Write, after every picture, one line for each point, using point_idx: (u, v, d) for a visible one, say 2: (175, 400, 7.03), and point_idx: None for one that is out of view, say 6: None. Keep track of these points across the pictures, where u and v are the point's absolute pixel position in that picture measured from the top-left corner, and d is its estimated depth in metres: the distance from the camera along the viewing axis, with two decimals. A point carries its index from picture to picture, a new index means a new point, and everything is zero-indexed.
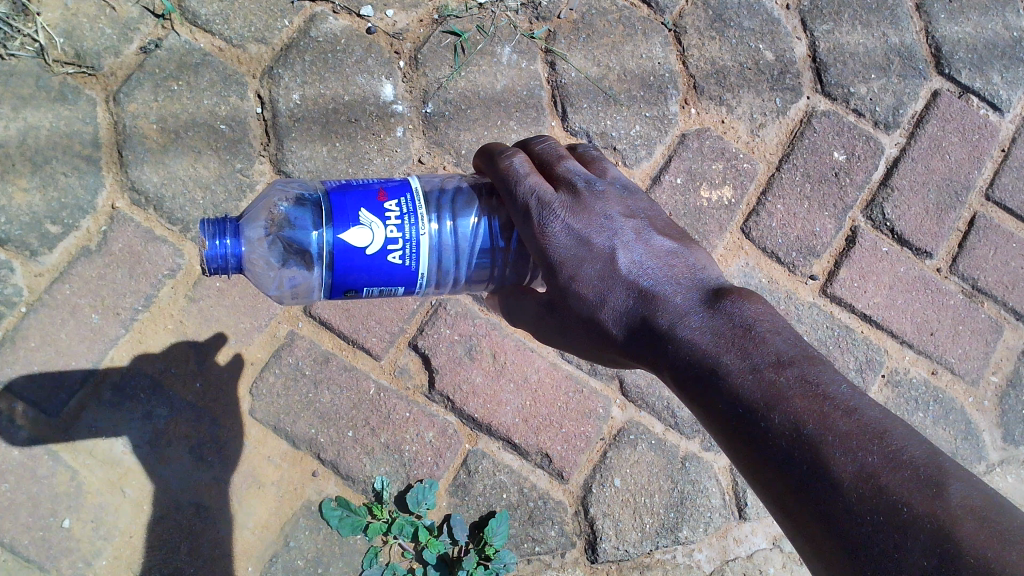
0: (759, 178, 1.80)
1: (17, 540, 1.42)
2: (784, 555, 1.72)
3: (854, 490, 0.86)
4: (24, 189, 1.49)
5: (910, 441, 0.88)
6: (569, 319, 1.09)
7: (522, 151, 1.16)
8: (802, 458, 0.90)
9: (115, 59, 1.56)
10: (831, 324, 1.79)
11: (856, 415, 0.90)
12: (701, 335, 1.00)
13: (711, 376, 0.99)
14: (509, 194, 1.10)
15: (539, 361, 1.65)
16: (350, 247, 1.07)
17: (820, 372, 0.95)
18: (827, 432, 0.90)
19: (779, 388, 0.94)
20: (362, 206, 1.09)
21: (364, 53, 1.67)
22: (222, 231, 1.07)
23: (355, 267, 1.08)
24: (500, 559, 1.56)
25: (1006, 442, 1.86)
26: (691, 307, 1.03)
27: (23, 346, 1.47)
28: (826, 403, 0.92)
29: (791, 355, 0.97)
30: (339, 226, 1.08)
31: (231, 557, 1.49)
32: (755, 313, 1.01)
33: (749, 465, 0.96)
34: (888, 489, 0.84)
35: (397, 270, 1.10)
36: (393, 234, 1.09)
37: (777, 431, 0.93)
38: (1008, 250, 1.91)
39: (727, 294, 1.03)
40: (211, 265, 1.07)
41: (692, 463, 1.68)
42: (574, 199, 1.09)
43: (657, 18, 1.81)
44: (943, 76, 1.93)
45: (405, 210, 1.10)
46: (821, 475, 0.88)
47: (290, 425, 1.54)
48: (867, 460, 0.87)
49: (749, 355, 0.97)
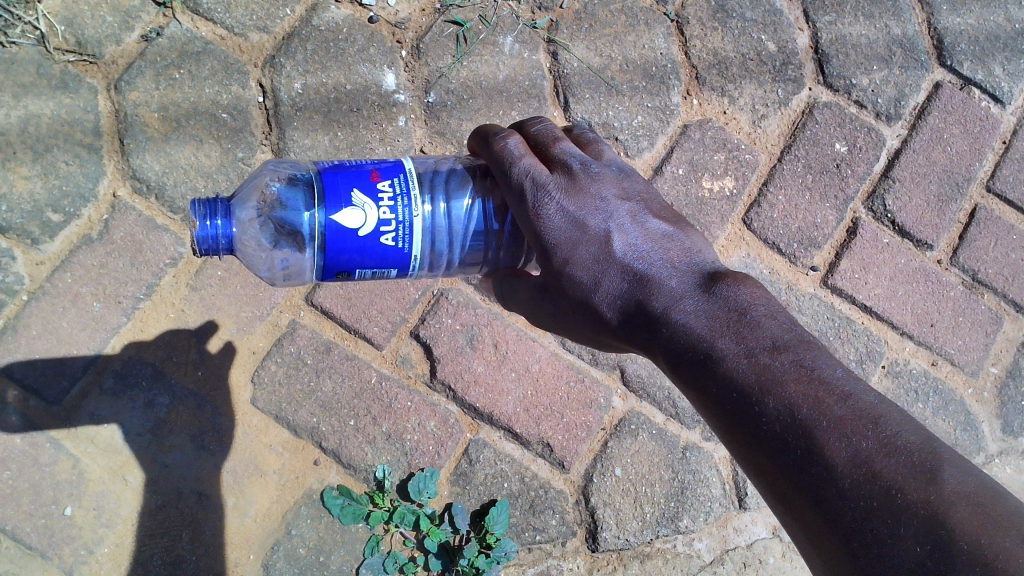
0: (760, 170, 1.80)
1: (20, 528, 1.42)
2: (784, 545, 1.73)
3: (848, 476, 0.86)
4: (24, 177, 1.49)
5: (905, 427, 0.88)
6: (563, 303, 1.09)
7: (517, 133, 1.15)
8: (796, 443, 0.90)
9: (117, 47, 1.56)
10: (831, 315, 1.80)
11: (851, 400, 0.90)
12: (695, 319, 1.01)
13: (705, 360, 0.99)
14: (504, 176, 1.10)
15: (541, 351, 1.65)
16: (342, 229, 1.07)
17: (816, 357, 0.95)
18: (822, 416, 0.89)
19: (773, 373, 0.94)
20: (355, 187, 1.09)
21: (366, 42, 1.66)
22: (213, 212, 1.07)
23: (347, 248, 1.08)
24: (501, 547, 1.57)
25: (1005, 433, 1.87)
26: (686, 291, 1.03)
27: (24, 333, 1.47)
28: (821, 387, 0.92)
29: (786, 339, 0.97)
30: (332, 208, 1.08)
31: (233, 545, 1.50)
32: (751, 297, 1.01)
33: (743, 450, 0.96)
34: (882, 476, 0.84)
35: (390, 252, 1.10)
36: (386, 216, 1.09)
37: (772, 415, 0.92)
38: (1009, 241, 1.92)
39: (722, 278, 1.03)
40: (202, 246, 1.07)
41: (692, 453, 1.69)
42: (569, 181, 1.09)
43: (660, 9, 1.80)
44: (945, 67, 1.93)
45: (397, 191, 1.10)
46: (815, 459, 0.88)
47: (291, 413, 1.55)
48: (861, 445, 0.87)
49: (744, 339, 0.97)
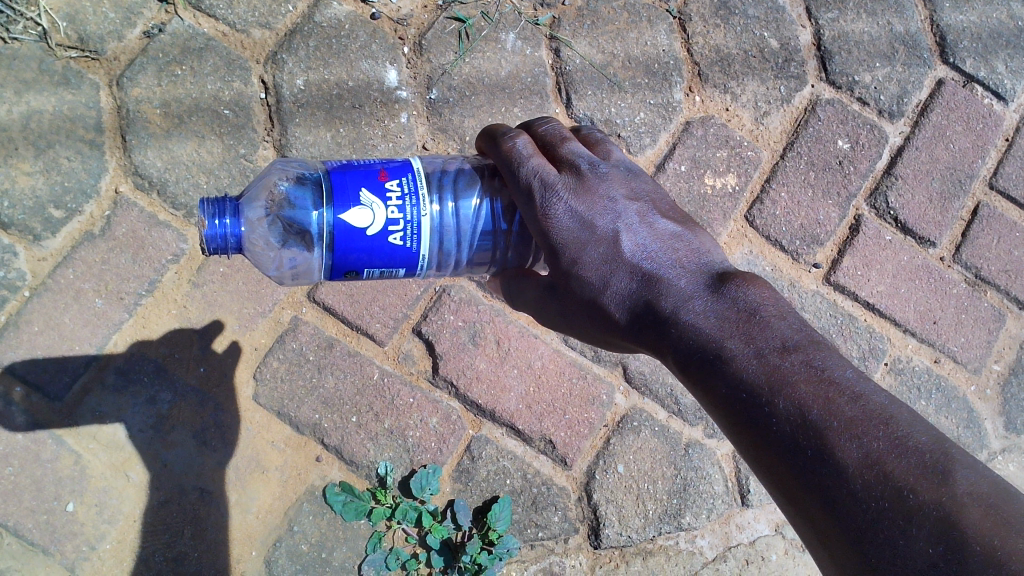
0: (763, 167, 1.80)
1: (22, 524, 1.42)
2: (786, 542, 1.73)
3: (859, 476, 0.86)
4: (26, 173, 1.49)
5: (916, 428, 0.87)
6: (571, 303, 1.09)
7: (525, 133, 1.15)
8: (807, 443, 0.90)
9: (119, 44, 1.55)
10: (834, 312, 1.79)
11: (862, 400, 0.90)
12: (705, 320, 1.00)
13: (714, 361, 0.98)
14: (512, 176, 1.10)
15: (543, 347, 1.65)
16: (351, 228, 1.07)
17: (826, 358, 0.95)
18: (832, 417, 0.89)
19: (783, 373, 0.94)
20: (363, 186, 1.09)
21: (368, 38, 1.66)
22: (222, 211, 1.06)
23: (355, 248, 1.08)
24: (504, 544, 1.57)
25: (1008, 430, 1.87)
26: (695, 291, 1.03)
27: (26, 329, 1.47)
28: (831, 388, 0.91)
29: (796, 340, 0.97)
30: (340, 207, 1.07)
31: (235, 541, 1.50)
32: (760, 298, 1.01)
33: (752, 451, 0.96)
34: (893, 476, 0.84)
35: (399, 252, 1.10)
36: (394, 215, 1.08)
37: (782, 415, 0.92)
38: (1012, 239, 1.91)
39: (731, 278, 1.03)
40: (210, 245, 1.07)
41: (695, 450, 1.69)
42: (577, 181, 1.08)
43: (662, 6, 1.80)
44: (948, 64, 1.92)
45: (406, 191, 1.10)
46: (825, 460, 0.88)
47: (294, 410, 1.54)
48: (872, 446, 0.86)
49: (754, 340, 0.97)
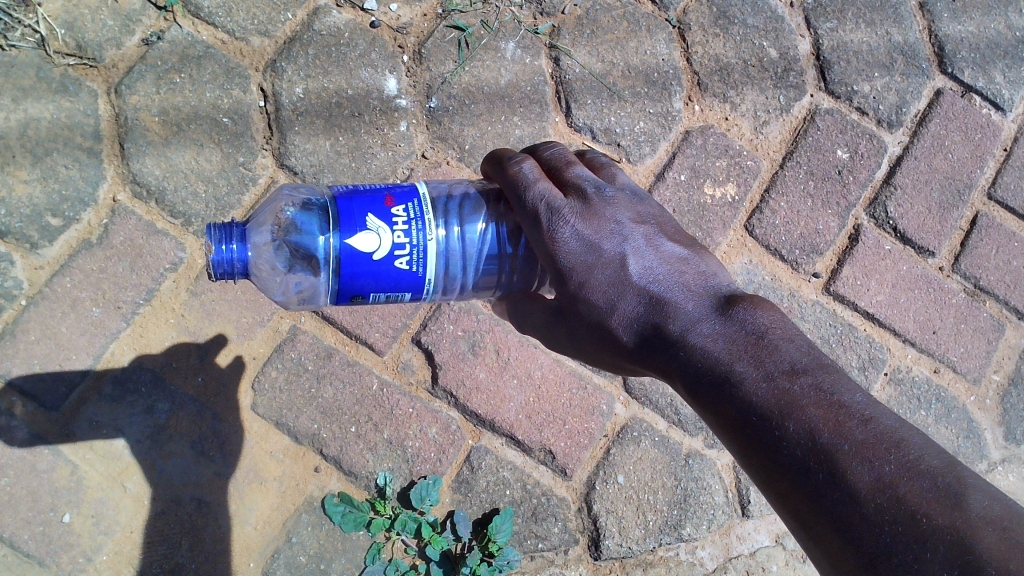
0: (762, 176, 1.80)
1: (17, 535, 1.41)
2: (787, 553, 1.72)
3: (872, 501, 0.85)
4: (23, 181, 1.48)
5: (927, 451, 0.87)
6: (579, 325, 1.09)
7: (531, 157, 1.15)
8: (819, 468, 0.89)
9: (117, 51, 1.55)
10: (833, 322, 1.79)
11: (872, 423, 0.89)
12: (713, 343, 1.00)
13: (724, 384, 0.98)
14: (518, 200, 1.09)
15: (543, 357, 1.64)
16: (356, 253, 1.06)
17: (836, 382, 0.94)
18: (844, 440, 0.89)
19: (793, 397, 0.93)
20: (369, 212, 1.08)
21: (367, 47, 1.66)
22: (229, 236, 1.06)
23: (361, 272, 1.07)
24: (504, 556, 1.56)
25: (1008, 440, 1.86)
26: (704, 314, 1.02)
27: (23, 338, 1.46)
28: (842, 412, 0.91)
29: (805, 363, 0.96)
30: (347, 232, 1.06)
31: (232, 553, 1.48)
32: (767, 322, 1.01)
33: (763, 475, 0.95)
34: (906, 500, 0.83)
35: (405, 277, 1.09)
36: (400, 239, 1.08)
37: (792, 439, 0.91)
38: (1011, 248, 1.92)
39: (738, 301, 1.03)
40: (217, 270, 1.06)
41: (695, 460, 1.68)
42: (584, 205, 1.08)
43: (661, 15, 1.80)
44: (946, 74, 1.93)
45: (412, 216, 1.09)
46: (838, 484, 0.87)
47: (292, 420, 1.53)
48: (884, 470, 0.85)
49: (763, 363, 0.96)
